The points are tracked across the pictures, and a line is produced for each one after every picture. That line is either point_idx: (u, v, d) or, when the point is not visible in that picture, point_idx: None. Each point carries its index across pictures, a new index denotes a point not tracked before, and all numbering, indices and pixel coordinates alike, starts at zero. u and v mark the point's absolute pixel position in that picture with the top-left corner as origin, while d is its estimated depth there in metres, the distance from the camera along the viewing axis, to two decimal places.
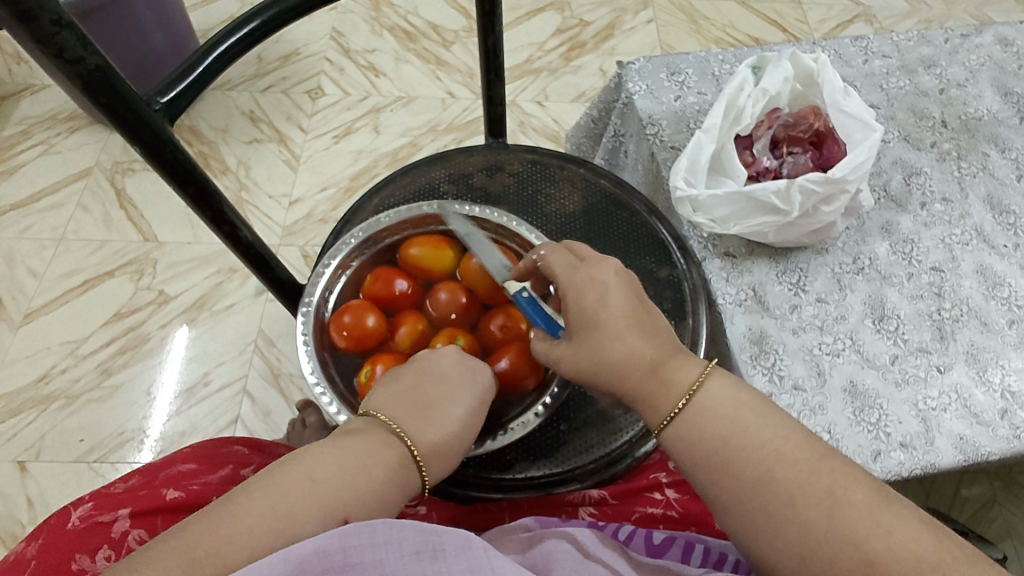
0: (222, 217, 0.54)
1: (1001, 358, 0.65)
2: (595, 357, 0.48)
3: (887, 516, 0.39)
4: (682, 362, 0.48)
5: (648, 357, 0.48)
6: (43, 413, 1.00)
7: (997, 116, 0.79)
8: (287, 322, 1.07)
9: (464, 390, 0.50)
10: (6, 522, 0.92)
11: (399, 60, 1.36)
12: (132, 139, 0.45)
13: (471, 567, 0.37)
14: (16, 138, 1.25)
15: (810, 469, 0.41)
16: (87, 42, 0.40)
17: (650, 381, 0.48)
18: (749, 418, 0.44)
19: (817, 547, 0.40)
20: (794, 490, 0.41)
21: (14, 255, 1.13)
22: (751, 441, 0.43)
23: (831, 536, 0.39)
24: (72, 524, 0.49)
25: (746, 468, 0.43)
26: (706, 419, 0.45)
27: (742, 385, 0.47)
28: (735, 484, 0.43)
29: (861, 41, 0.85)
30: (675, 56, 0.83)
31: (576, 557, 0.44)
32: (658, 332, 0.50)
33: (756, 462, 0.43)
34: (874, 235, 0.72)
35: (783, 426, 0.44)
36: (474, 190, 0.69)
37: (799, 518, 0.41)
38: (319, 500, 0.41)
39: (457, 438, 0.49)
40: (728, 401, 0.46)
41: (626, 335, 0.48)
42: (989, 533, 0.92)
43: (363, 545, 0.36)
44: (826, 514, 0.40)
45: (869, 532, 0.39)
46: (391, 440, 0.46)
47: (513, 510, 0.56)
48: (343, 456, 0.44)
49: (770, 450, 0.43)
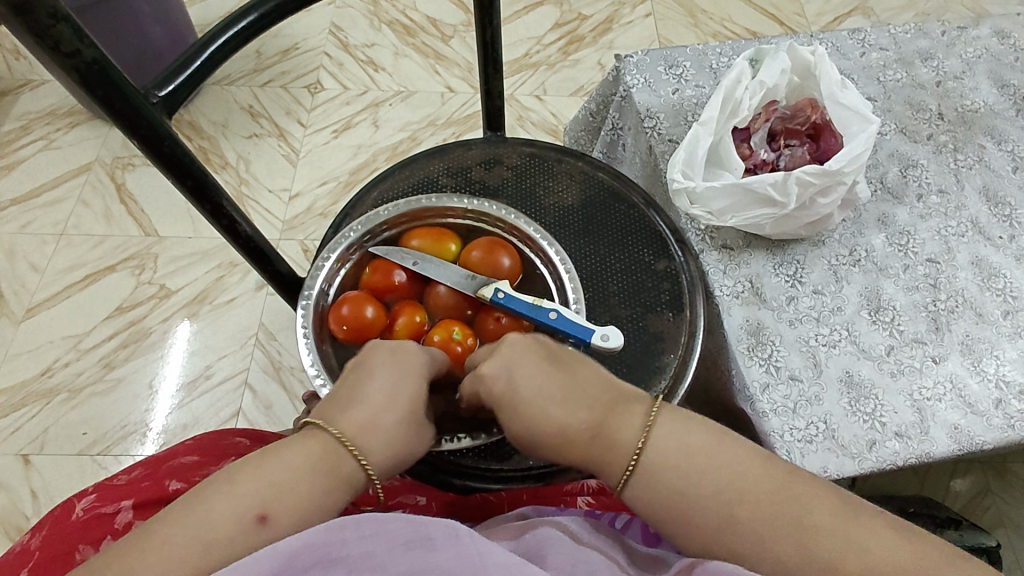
0: (221, 211, 0.54)
1: (997, 348, 0.65)
2: (534, 427, 0.48)
3: (859, 533, 0.40)
4: (621, 415, 0.48)
5: (586, 425, 0.48)
6: (46, 406, 1.00)
7: (994, 108, 0.79)
8: (288, 315, 1.08)
9: (390, 361, 0.50)
10: (11, 514, 0.92)
11: (398, 54, 1.36)
12: (130, 132, 0.45)
13: (459, 555, 0.38)
14: (16, 133, 1.26)
15: (773, 498, 0.42)
16: (83, 35, 0.40)
17: (597, 445, 0.48)
18: (708, 462, 0.44)
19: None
20: (761, 528, 0.42)
21: (15, 250, 1.14)
22: (717, 480, 0.43)
23: (808, 565, 0.40)
24: (76, 515, 0.50)
25: (714, 512, 0.43)
26: (664, 470, 0.45)
27: (692, 422, 0.47)
28: (706, 528, 0.43)
29: (858, 34, 0.85)
30: (673, 50, 0.84)
31: (567, 543, 0.44)
32: (585, 386, 0.49)
33: (723, 506, 0.43)
34: (871, 227, 0.72)
35: (739, 456, 0.44)
36: (472, 183, 0.70)
37: (775, 554, 0.41)
38: (237, 500, 0.39)
39: (384, 407, 0.47)
40: (675, 448, 0.45)
41: (548, 405, 0.48)
42: (984, 521, 0.93)
43: (350, 538, 0.37)
44: (796, 545, 0.41)
45: (843, 555, 0.40)
46: (313, 431, 0.45)
47: (512, 500, 0.57)
48: (262, 456, 0.42)
49: (736, 488, 0.43)
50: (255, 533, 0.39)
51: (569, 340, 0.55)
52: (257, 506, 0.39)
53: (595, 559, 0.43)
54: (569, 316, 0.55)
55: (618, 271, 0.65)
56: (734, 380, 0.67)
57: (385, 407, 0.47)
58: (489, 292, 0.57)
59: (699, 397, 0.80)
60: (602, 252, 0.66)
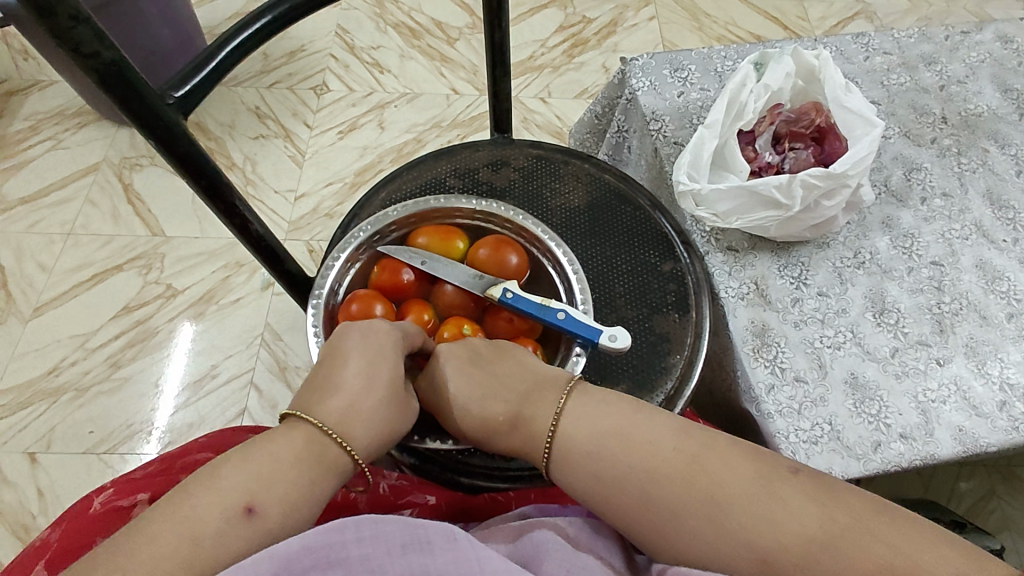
0: (234, 211, 0.54)
1: (1000, 350, 0.66)
2: (459, 419, 0.52)
3: (768, 505, 0.41)
4: (535, 402, 0.50)
5: (502, 417, 0.51)
6: (53, 405, 1.01)
7: (997, 112, 0.80)
8: (294, 316, 1.08)
9: (361, 346, 0.49)
10: (18, 512, 0.93)
11: (404, 57, 1.37)
12: (146, 132, 0.46)
13: (457, 559, 0.38)
14: (25, 134, 1.26)
15: (680, 472, 0.43)
16: (103, 37, 0.40)
17: (518, 436, 0.51)
18: (619, 445, 0.46)
19: (711, 554, 0.41)
20: (673, 506, 0.43)
21: (23, 249, 1.14)
22: (629, 457, 0.45)
23: (720, 540, 0.41)
24: (94, 509, 0.50)
25: (631, 494, 0.44)
26: (579, 455, 0.47)
27: (602, 403, 0.49)
28: (625, 509, 0.44)
29: (862, 38, 0.85)
30: (678, 53, 0.84)
31: (566, 548, 0.44)
32: (505, 377, 0.52)
33: (637, 488, 0.44)
34: (875, 230, 0.72)
35: (658, 435, 0.46)
36: (480, 185, 0.70)
37: (690, 532, 0.42)
38: (226, 491, 0.40)
39: (363, 394, 0.47)
40: (586, 431, 0.48)
41: (468, 400, 0.52)
42: (988, 524, 0.93)
43: (349, 540, 0.38)
44: (708, 521, 0.42)
45: (754, 528, 0.41)
46: (294, 424, 0.45)
47: (519, 498, 0.58)
48: (252, 449, 0.43)
49: (646, 467, 0.44)
50: (241, 523, 0.39)
51: (577, 340, 0.56)
52: (244, 497, 0.40)
53: (593, 564, 0.44)
54: (575, 316, 0.55)
55: (624, 272, 0.66)
56: (739, 380, 0.67)
57: (364, 393, 0.47)
58: (497, 292, 0.57)
59: (704, 399, 0.80)
60: (608, 253, 0.67)
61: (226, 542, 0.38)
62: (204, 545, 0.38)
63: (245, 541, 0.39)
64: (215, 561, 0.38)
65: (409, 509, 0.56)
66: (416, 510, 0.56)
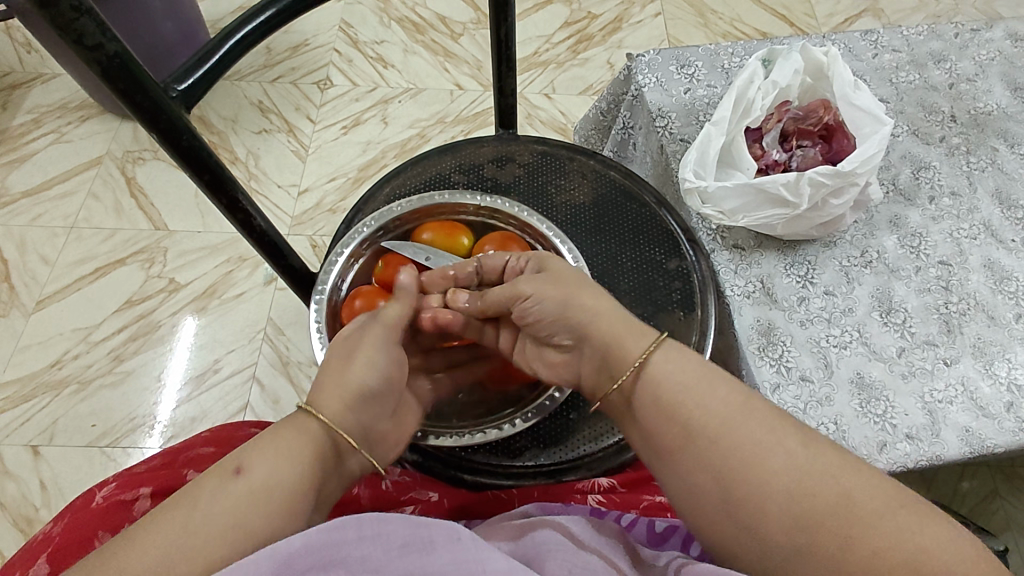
0: (237, 204, 0.54)
1: (1008, 351, 0.65)
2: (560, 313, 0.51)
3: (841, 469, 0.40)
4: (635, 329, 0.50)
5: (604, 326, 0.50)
6: (55, 398, 1.01)
7: (1007, 110, 0.79)
8: (296, 311, 1.08)
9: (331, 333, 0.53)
10: (20, 505, 0.93)
11: (408, 52, 1.36)
12: (149, 126, 0.46)
13: (458, 559, 0.38)
14: (28, 127, 1.26)
15: (773, 412, 0.43)
16: (106, 29, 0.40)
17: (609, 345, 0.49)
18: (714, 375, 0.45)
19: (792, 487, 0.40)
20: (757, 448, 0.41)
21: (26, 242, 1.14)
22: (722, 384, 0.45)
23: (807, 472, 0.40)
24: (96, 502, 0.50)
25: (717, 413, 0.43)
26: (667, 382, 0.45)
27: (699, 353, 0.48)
28: (704, 434, 0.43)
29: (871, 35, 0.85)
30: (685, 49, 0.84)
31: (569, 548, 0.44)
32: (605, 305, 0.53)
33: (723, 412, 0.43)
34: (882, 229, 0.72)
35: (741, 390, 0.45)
36: (485, 181, 0.70)
37: (770, 476, 0.40)
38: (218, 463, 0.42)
39: (332, 366, 0.50)
40: (681, 359, 0.47)
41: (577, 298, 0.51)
42: (991, 525, 0.93)
43: (350, 539, 0.37)
44: (797, 453, 0.41)
45: (840, 470, 0.40)
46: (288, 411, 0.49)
47: (523, 497, 0.56)
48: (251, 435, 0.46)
49: (738, 396, 0.44)
50: (229, 483, 0.41)
51: None
52: (233, 463, 0.42)
53: (597, 564, 0.43)
54: None
55: (629, 269, 0.65)
56: (744, 379, 0.67)
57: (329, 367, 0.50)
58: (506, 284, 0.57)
59: None
60: (613, 250, 0.66)
61: (215, 499, 0.40)
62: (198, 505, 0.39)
63: (233, 497, 0.40)
64: (206, 517, 0.39)
65: (411, 506, 0.55)
66: (418, 506, 0.55)
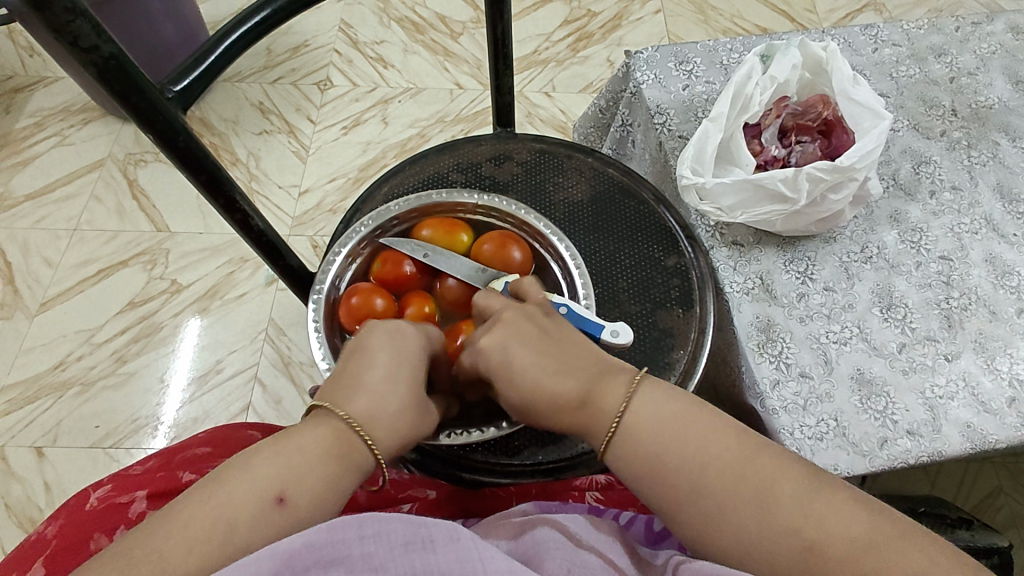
0: (234, 205, 0.54)
1: (1011, 346, 0.65)
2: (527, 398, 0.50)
3: (818, 506, 0.41)
4: (608, 381, 0.49)
5: (574, 393, 0.49)
6: (59, 399, 1.01)
7: (1008, 104, 0.78)
8: (297, 311, 1.08)
9: (390, 346, 0.49)
10: (25, 506, 0.93)
11: (407, 52, 1.37)
12: (144, 126, 0.46)
13: (460, 558, 0.38)
14: (30, 130, 1.27)
15: (735, 474, 0.43)
16: (101, 31, 0.40)
17: (583, 413, 0.49)
18: (677, 434, 0.45)
19: (755, 552, 0.41)
20: (724, 501, 0.42)
21: (29, 245, 1.15)
22: (686, 451, 0.44)
23: (766, 537, 0.41)
24: (92, 504, 0.50)
25: (678, 486, 0.44)
26: (632, 441, 0.46)
27: (670, 396, 0.47)
28: (671, 496, 0.44)
29: (871, 29, 0.84)
30: (683, 45, 0.83)
31: (565, 547, 0.44)
32: (573, 357, 0.50)
33: (687, 479, 0.44)
34: (883, 224, 0.72)
35: (711, 431, 0.45)
36: (482, 180, 0.70)
37: (738, 526, 0.42)
38: (257, 482, 0.40)
39: (393, 395, 0.47)
40: (649, 418, 0.46)
41: (539, 372, 0.50)
42: (995, 520, 0.92)
43: (351, 539, 0.37)
44: (755, 517, 0.41)
45: (802, 528, 0.40)
46: (325, 418, 0.45)
47: (520, 495, 0.57)
48: (282, 438, 0.43)
49: (703, 460, 0.44)
50: (273, 512, 0.40)
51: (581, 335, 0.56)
52: (279, 487, 0.40)
53: (595, 563, 0.43)
54: (576, 311, 0.55)
55: (628, 266, 0.65)
56: (744, 375, 0.66)
57: (382, 395, 0.47)
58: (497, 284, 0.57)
59: (709, 392, 0.80)
60: (611, 247, 0.66)
61: (258, 530, 0.39)
62: (234, 539, 0.38)
63: (272, 530, 0.39)
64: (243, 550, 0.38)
65: (409, 503, 0.56)
66: (416, 503, 0.56)
